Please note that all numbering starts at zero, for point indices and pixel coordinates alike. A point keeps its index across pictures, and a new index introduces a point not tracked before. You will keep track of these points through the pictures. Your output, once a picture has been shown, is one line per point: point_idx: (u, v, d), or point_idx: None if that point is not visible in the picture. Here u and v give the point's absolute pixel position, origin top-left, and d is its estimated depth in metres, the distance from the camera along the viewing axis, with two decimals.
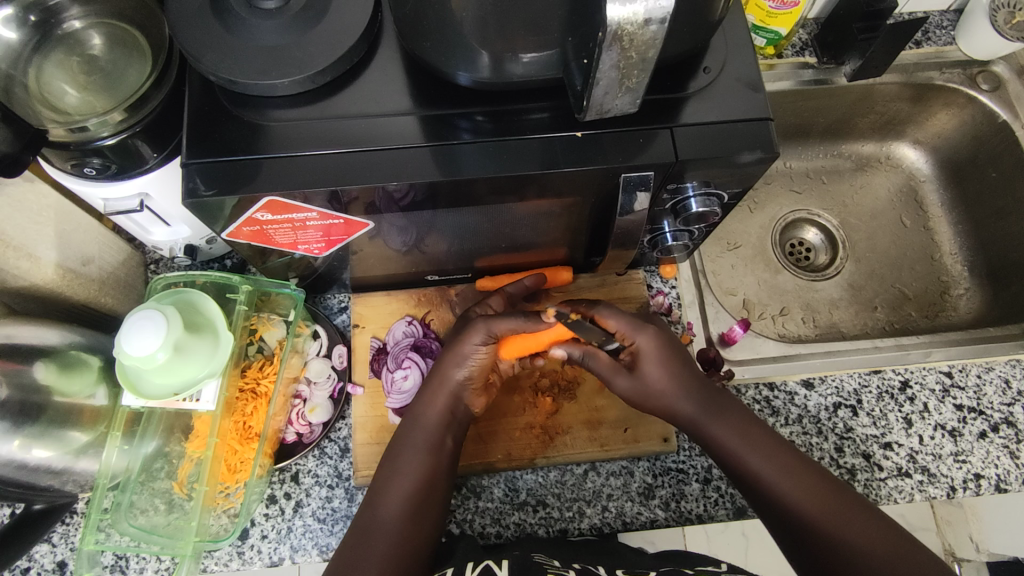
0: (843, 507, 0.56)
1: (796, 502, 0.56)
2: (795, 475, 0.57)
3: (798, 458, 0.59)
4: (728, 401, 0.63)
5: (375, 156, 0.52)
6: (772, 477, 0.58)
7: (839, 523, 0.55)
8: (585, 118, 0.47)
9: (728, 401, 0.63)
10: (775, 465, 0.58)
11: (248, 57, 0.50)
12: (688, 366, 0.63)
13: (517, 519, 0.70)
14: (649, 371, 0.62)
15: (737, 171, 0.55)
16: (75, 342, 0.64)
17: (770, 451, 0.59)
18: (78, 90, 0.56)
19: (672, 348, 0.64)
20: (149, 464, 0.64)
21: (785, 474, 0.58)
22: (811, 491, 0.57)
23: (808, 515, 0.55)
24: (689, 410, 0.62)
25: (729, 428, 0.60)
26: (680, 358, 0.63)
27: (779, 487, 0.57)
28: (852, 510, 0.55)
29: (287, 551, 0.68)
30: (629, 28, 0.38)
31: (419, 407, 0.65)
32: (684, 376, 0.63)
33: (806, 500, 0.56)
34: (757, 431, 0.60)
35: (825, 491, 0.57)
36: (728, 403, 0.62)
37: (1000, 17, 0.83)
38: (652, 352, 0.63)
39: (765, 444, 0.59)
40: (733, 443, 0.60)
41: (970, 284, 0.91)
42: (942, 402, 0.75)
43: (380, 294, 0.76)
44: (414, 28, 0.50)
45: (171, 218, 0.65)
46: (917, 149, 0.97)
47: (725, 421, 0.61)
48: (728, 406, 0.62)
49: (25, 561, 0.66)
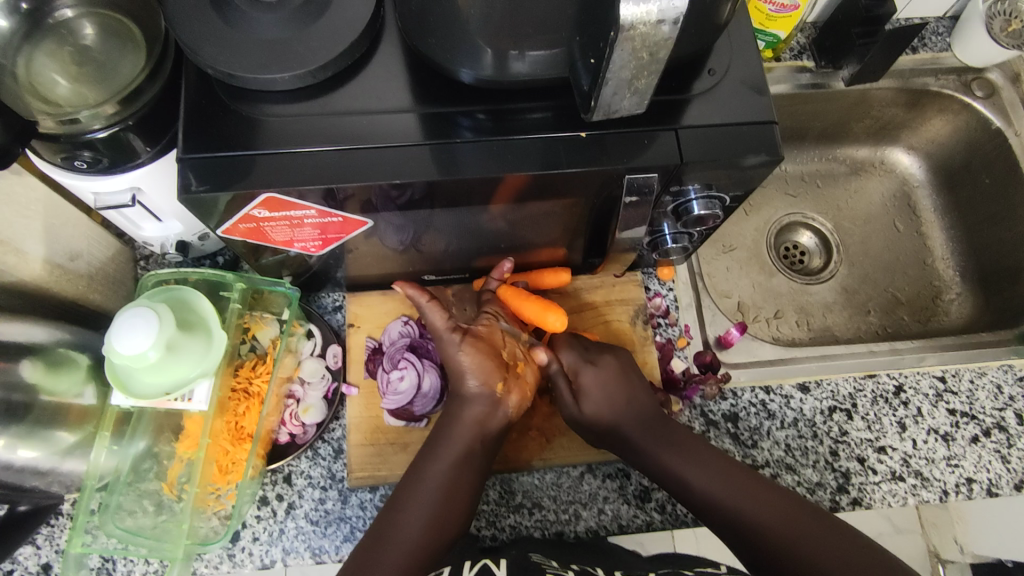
0: (808, 521, 0.58)
1: (751, 519, 0.59)
2: (751, 493, 0.60)
3: (746, 477, 0.62)
4: (672, 428, 0.66)
5: (377, 153, 0.51)
6: (725, 500, 0.60)
7: (803, 539, 0.57)
8: (592, 118, 0.47)
9: (674, 426, 0.66)
10: (722, 487, 0.61)
11: (246, 50, 0.49)
12: (636, 395, 0.67)
13: (513, 522, 0.69)
14: (596, 407, 0.66)
15: (740, 174, 0.55)
16: (61, 339, 0.62)
17: (722, 476, 0.62)
18: (69, 80, 0.54)
19: (626, 376, 0.68)
20: (137, 464, 0.62)
21: (734, 494, 0.60)
22: (769, 506, 0.59)
23: (768, 531, 0.58)
24: (635, 435, 0.65)
25: (678, 454, 0.63)
26: (627, 389, 0.67)
27: (735, 509, 0.60)
28: (812, 524, 0.58)
29: (279, 553, 0.67)
30: (642, 28, 0.37)
31: (452, 421, 0.65)
32: (628, 405, 0.66)
33: (759, 519, 0.59)
34: (702, 455, 0.63)
35: (780, 505, 0.59)
36: (675, 430, 0.66)
37: (996, 24, 0.84)
38: (597, 387, 0.66)
39: (715, 463, 0.63)
40: (682, 468, 0.62)
41: (962, 289, 0.92)
42: (935, 407, 0.76)
43: (376, 293, 0.75)
44: (419, 24, 0.50)
45: (162, 213, 0.64)
46: (911, 154, 0.98)
47: (677, 449, 0.64)
48: (674, 432, 0.65)
49: (9, 564, 0.65)
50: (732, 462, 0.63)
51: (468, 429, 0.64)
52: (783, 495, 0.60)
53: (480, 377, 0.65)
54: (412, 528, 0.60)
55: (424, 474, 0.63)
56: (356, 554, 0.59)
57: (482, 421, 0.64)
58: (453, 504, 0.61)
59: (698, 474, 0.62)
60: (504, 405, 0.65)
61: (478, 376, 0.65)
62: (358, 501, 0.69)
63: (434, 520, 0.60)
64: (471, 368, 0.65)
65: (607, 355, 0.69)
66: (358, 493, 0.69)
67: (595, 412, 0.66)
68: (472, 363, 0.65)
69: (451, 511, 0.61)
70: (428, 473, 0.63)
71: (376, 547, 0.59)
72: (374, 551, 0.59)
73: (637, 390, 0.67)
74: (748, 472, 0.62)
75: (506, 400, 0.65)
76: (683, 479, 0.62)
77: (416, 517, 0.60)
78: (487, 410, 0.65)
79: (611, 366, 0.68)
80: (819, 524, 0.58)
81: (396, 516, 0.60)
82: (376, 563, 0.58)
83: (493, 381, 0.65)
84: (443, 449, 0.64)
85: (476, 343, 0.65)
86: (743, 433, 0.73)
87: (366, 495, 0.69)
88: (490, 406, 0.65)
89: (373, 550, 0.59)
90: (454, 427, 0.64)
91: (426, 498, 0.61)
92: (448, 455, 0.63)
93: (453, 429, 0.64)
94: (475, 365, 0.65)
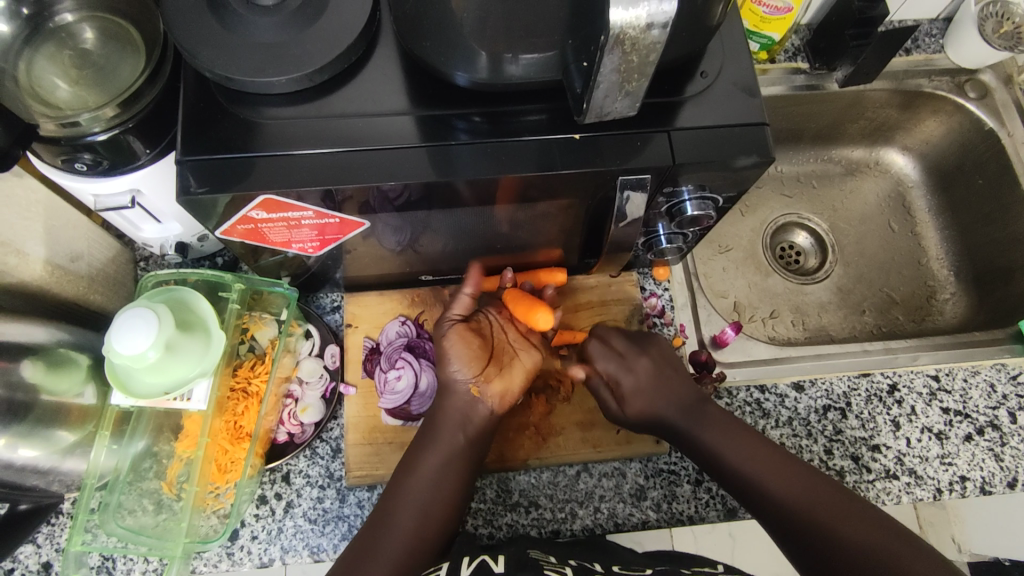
0: (840, 504, 0.57)
1: (786, 502, 0.58)
2: (787, 479, 0.60)
3: (784, 462, 0.61)
4: (711, 409, 0.66)
5: (373, 155, 0.52)
6: (759, 478, 0.60)
7: (834, 520, 0.56)
8: (584, 120, 0.47)
9: (713, 411, 0.66)
10: (757, 466, 0.61)
11: (244, 54, 0.50)
12: (674, 386, 0.67)
13: (510, 520, 0.70)
14: (639, 407, 0.66)
15: (732, 175, 0.55)
16: (62, 339, 0.63)
17: (757, 459, 0.61)
18: (69, 84, 0.55)
19: (661, 369, 0.68)
20: (137, 463, 0.63)
21: (769, 478, 0.60)
22: (803, 490, 0.59)
23: (801, 514, 0.57)
24: (676, 420, 0.65)
25: (715, 436, 0.63)
26: (665, 384, 0.67)
27: (768, 489, 0.59)
28: (844, 510, 0.57)
29: (277, 552, 0.67)
30: (631, 32, 0.38)
31: (439, 411, 0.66)
32: (667, 399, 0.66)
33: (794, 502, 0.58)
34: (742, 438, 0.63)
35: (815, 491, 0.59)
36: (713, 414, 0.65)
37: (988, 26, 0.85)
38: (636, 388, 0.66)
39: (752, 446, 0.62)
40: (721, 451, 0.62)
41: (956, 289, 0.92)
42: (929, 405, 0.76)
43: (373, 294, 0.76)
44: (414, 27, 0.50)
45: (161, 215, 0.65)
46: (905, 155, 0.98)
47: (714, 427, 0.64)
48: (714, 416, 0.65)
49: (9, 562, 0.65)
50: (771, 446, 0.63)
51: (454, 419, 0.65)
52: (817, 481, 0.60)
53: (459, 365, 0.65)
54: (404, 523, 0.60)
55: (415, 465, 0.64)
56: (352, 546, 0.60)
57: (466, 410, 0.65)
58: (440, 496, 0.62)
59: (737, 457, 0.62)
60: (484, 396, 0.65)
61: (458, 365, 0.65)
62: (356, 500, 0.69)
63: (426, 511, 0.61)
64: (453, 356, 0.65)
65: (644, 356, 0.68)
66: (356, 492, 0.70)
67: (636, 412, 0.66)
68: (453, 352, 0.65)
69: (440, 502, 0.62)
70: (417, 464, 0.63)
71: (373, 536, 0.60)
72: (373, 537, 0.60)
73: (674, 383, 0.67)
74: (786, 458, 0.62)
75: (485, 391, 0.65)
76: (719, 457, 0.62)
77: (408, 512, 0.61)
78: (469, 399, 0.65)
79: (647, 365, 0.68)
80: (851, 509, 0.57)
81: (389, 510, 0.61)
82: (371, 551, 0.59)
83: (471, 370, 0.65)
84: (432, 440, 0.64)
85: (458, 331, 0.66)
86: None
87: (364, 494, 0.70)
88: (472, 396, 0.65)
89: (369, 539, 0.60)
90: (441, 419, 0.65)
91: (416, 494, 0.62)
92: (438, 450, 0.64)
93: (440, 419, 0.65)
94: (455, 353, 0.65)
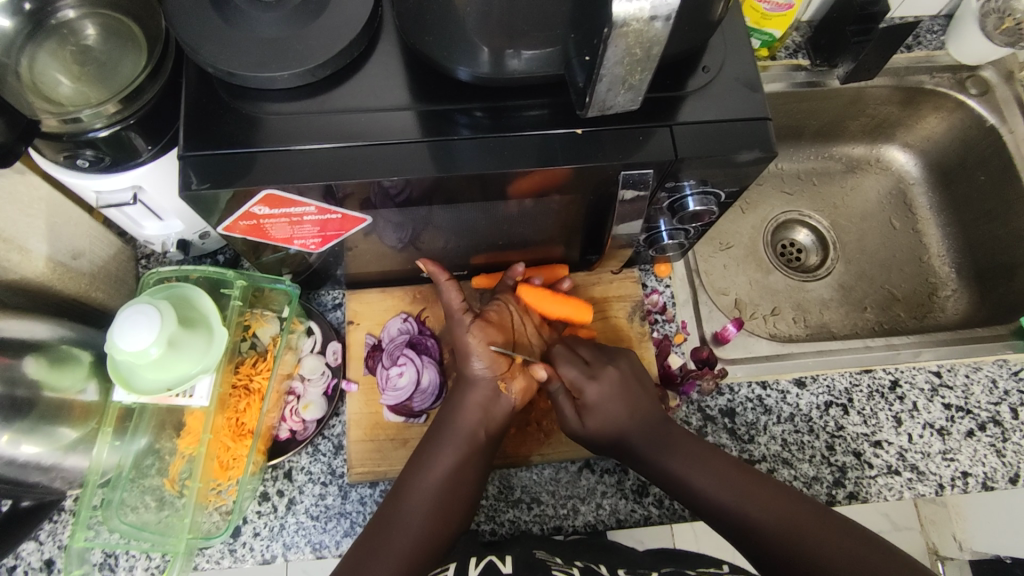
0: (815, 519, 0.58)
1: (762, 522, 0.58)
2: (761, 497, 0.60)
3: (756, 481, 0.61)
4: (677, 433, 0.66)
5: (375, 150, 0.52)
6: (728, 499, 0.60)
7: (807, 538, 0.56)
8: (587, 114, 0.47)
9: (680, 436, 0.65)
10: (730, 489, 0.61)
11: (247, 49, 0.50)
12: (639, 403, 0.67)
13: (512, 516, 0.70)
14: (600, 422, 0.65)
15: (735, 171, 0.56)
16: (64, 336, 0.63)
17: (726, 479, 0.61)
18: (71, 80, 0.55)
19: (627, 385, 0.67)
20: (140, 461, 0.63)
21: (741, 497, 0.60)
22: (779, 508, 0.59)
23: (776, 532, 0.57)
24: (640, 444, 0.65)
25: (680, 461, 0.63)
26: (630, 398, 0.66)
27: (740, 509, 0.59)
28: (822, 524, 0.57)
29: (280, 548, 0.67)
30: (635, 24, 0.38)
31: (455, 411, 0.66)
32: (631, 416, 0.66)
33: (769, 521, 0.58)
34: (709, 458, 0.63)
35: (791, 509, 0.59)
36: (680, 438, 0.65)
37: (989, 22, 0.85)
38: (602, 398, 0.66)
39: (720, 467, 0.62)
40: (688, 474, 0.62)
41: (958, 286, 0.92)
42: (931, 401, 0.76)
43: (375, 290, 0.76)
44: (416, 22, 0.51)
45: (163, 212, 0.65)
46: (906, 152, 0.98)
47: (677, 454, 0.63)
48: (680, 441, 0.65)
49: (12, 560, 0.65)
50: (741, 467, 0.63)
51: (471, 418, 0.65)
52: (794, 498, 0.60)
53: (484, 359, 0.66)
54: (414, 516, 0.61)
55: (427, 464, 0.64)
56: (358, 546, 0.60)
57: (485, 407, 0.65)
58: (455, 494, 0.62)
59: (705, 479, 0.62)
60: (508, 391, 0.66)
61: (483, 359, 0.66)
62: (358, 496, 0.69)
63: (438, 507, 0.62)
64: (477, 350, 0.66)
65: (609, 366, 0.68)
66: (358, 489, 0.70)
67: (598, 426, 0.65)
68: (478, 346, 0.66)
69: (454, 499, 0.62)
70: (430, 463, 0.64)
71: (381, 533, 0.61)
72: (378, 536, 0.60)
73: (641, 400, 0.67)
74: (758, 478, 0.62)
75: (509, 389, 0.66)
76: (687, 483, 0.62)
77: (419, 505, 0.62)
78: (491, 394, 0.66)
79: (613, 376, 0.67)
80: (827, 522, 0.57)
81: (398, 501, 0.62)
82: (377, 551, 0.59)
83: (498, 367, 0.66)
84: (446, 440, 0.65)
85: (485, 325, 0.67)
86: (740, 428, 0.74)
87: (366, 490, 0.70)
88: (495, 390, 0.66)
89: (376, 538, 0.60)
90: (456, 420, 0.65)
91: (428, 486, 0.63)
92: (453, 442, 0.64)
93: (455, 419, 0.65)
94: (480, 349, 0.66)
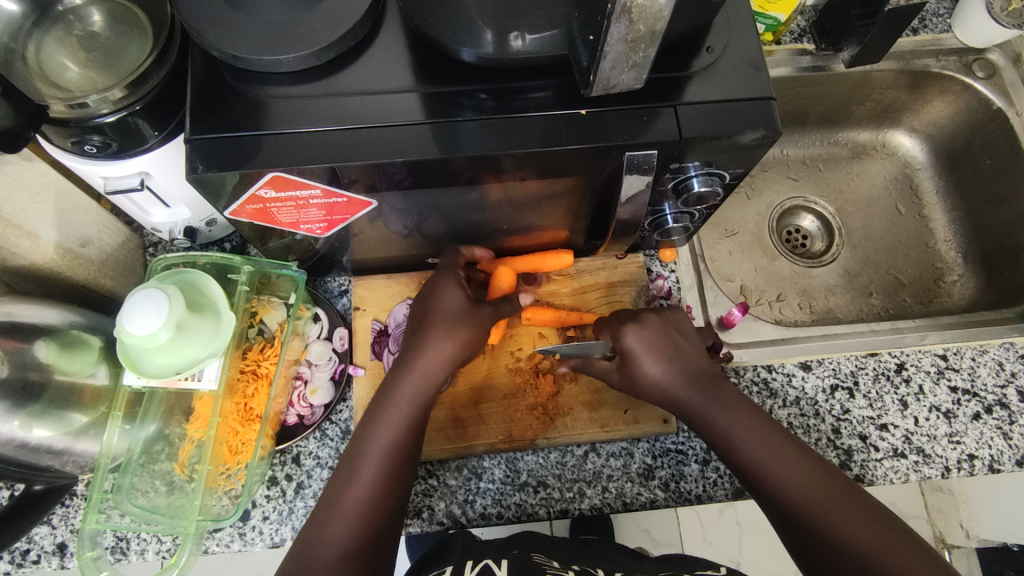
0: (843, 498, 0.54)
1: (788, 493, 0.55)
2: (797, 466, 0.56)
3: (794, 447, 0.58)
4: (726, 388, 0.63)
5: (379, 133, 0.52)
6: (762, 463, 0.57)
7: (830, 515, 0.53)
8: (591, 93, 0.47)
9: (726, 387, 0.63)
10: (766, 454, 0.57)
11: (252, 33, 0.50)
12: (686, 354, 0.65)
13: (518, 500, 0.70)
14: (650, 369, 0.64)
15: (739, 151, 0.56)
16: (75, 321, 0.63)
17: (769, 443, 0.58)
18: (78, 66, 0.55)
19: (668, 333, 0.66)
20: (149, 446, 0.63)
21: (775, 462, 0.57)
22: (810, 483, 0.55)
23: (803, 504, 0.54)
24: (691, 401, 0.63)
25: (725, 416, 0.61)
26: (678, 348, 0.65)
27: (774, 477, 0.56)
28: (846, 503, 0.54)
29: (288, 532, 0.68)
30: (638, 0, 0.38)
31: (398, 384, 0.63)
32: (674, 369, 0.64)
33: (797, 493, 0.55)
34: (753, 420, 0.60)
35: (822, 483, 0.55)
36: (729, 392, 0.62)
37: (996, 4, 0.84)
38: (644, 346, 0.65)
39: (761, 429, 0.59)
40: (732, 435, 0.59)
41: (964, 270, 0.92)
42: (937, 384, 0.76)
43: (381, 277, 0.77)
44: (420, 4, 0.51)
45: (170, 199, 0.65)
46: (912, 137, 0.98)
47: (723, 407, 0.61)
48: (725, 393, 0.62)
49: (25, 543, 0.66)
50: (779, 429, 0.59)
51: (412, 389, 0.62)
52: (828, 473, 0.56)
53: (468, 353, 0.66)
54: (361, 490, 0.57)
55: (371, 438, 0.60)
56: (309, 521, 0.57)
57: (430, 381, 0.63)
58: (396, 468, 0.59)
59: (749, 440, 0.59)
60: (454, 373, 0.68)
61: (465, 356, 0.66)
62: None
63: (383, 482, 0.58)
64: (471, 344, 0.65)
65: (653, 312, 0.68)
66: None
67: (649, 379, 0.64)
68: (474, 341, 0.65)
69: (398, 475, 0.58)
70: (373, 437, 0.60)
71: (330, 508, 0.56)
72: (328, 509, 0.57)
73: (689, 351, 0.65)
74: (795, 442, 0.58)
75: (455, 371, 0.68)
76: (731, 441, 0.59)
77: (364, 479, 0.57)
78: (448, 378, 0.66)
79: (657, 323, 0.66)
80: (854, 502, 0.54)
81: (346, 477, 0.58)
82: (328, 523, 0.55)
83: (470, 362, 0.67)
84: (387, 413, 0.61)
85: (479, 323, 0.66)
86: None
87: None
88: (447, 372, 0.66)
89: (325, 512, 0.56)
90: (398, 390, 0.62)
91: (372, 459, 0.58)
92: (392, 422, 0.61)
93: (396, 391, 0.62)
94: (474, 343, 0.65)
